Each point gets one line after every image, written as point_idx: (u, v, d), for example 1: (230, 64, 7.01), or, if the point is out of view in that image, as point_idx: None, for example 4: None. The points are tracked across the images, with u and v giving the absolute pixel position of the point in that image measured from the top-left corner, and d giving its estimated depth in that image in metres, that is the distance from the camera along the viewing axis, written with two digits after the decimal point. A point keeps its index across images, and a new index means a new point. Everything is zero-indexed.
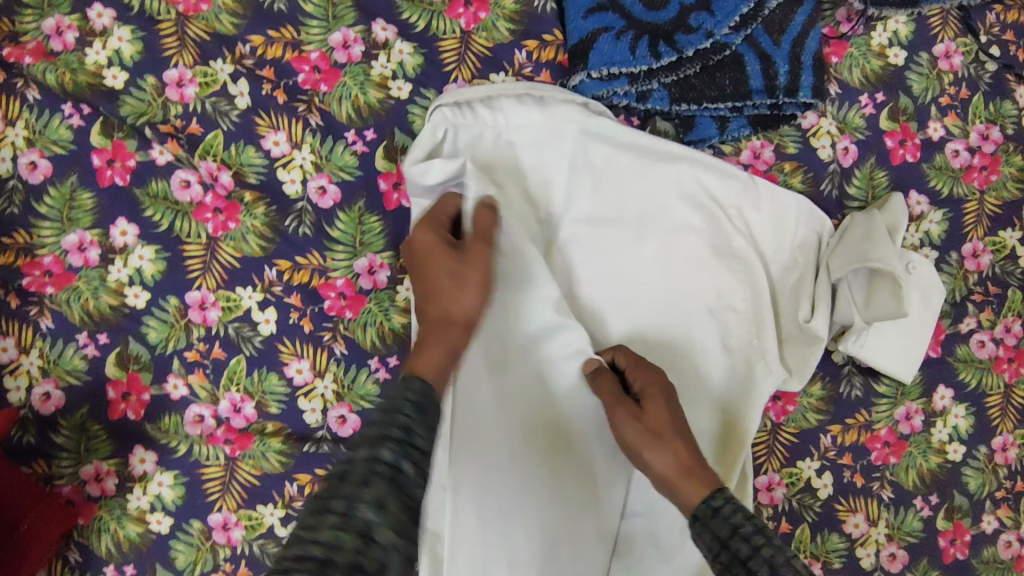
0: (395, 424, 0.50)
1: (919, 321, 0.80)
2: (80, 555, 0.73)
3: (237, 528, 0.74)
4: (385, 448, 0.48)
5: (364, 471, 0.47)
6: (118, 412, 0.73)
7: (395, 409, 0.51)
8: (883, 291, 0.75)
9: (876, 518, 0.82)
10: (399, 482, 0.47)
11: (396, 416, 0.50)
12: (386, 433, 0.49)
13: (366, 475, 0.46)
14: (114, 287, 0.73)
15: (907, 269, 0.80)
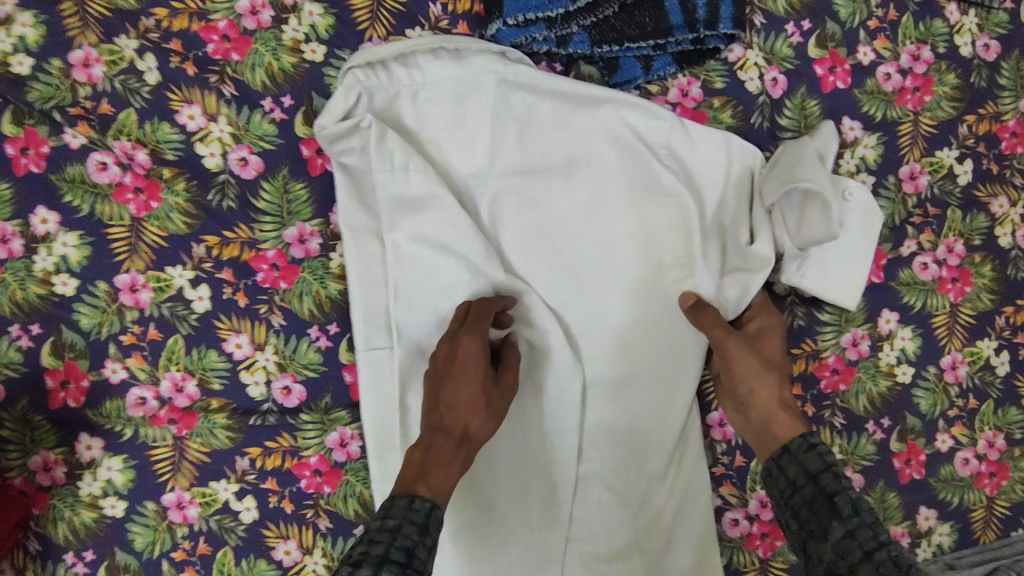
0: (396, 544, 0.55)
1: (860, 247, 0.80)
2: (39, 544, 0.73)
3: (191, 506, 0.74)
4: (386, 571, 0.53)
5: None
6: (59, 400, 0.73)
7: (398, 528, 0.56)
8: (815, 213, 0.75)
9: (829, 445, 0.83)
10: None
11: (398, 535, 0.55)
12: (387, 557, 0.54)
13: None
14: (41, 277, 0.72)
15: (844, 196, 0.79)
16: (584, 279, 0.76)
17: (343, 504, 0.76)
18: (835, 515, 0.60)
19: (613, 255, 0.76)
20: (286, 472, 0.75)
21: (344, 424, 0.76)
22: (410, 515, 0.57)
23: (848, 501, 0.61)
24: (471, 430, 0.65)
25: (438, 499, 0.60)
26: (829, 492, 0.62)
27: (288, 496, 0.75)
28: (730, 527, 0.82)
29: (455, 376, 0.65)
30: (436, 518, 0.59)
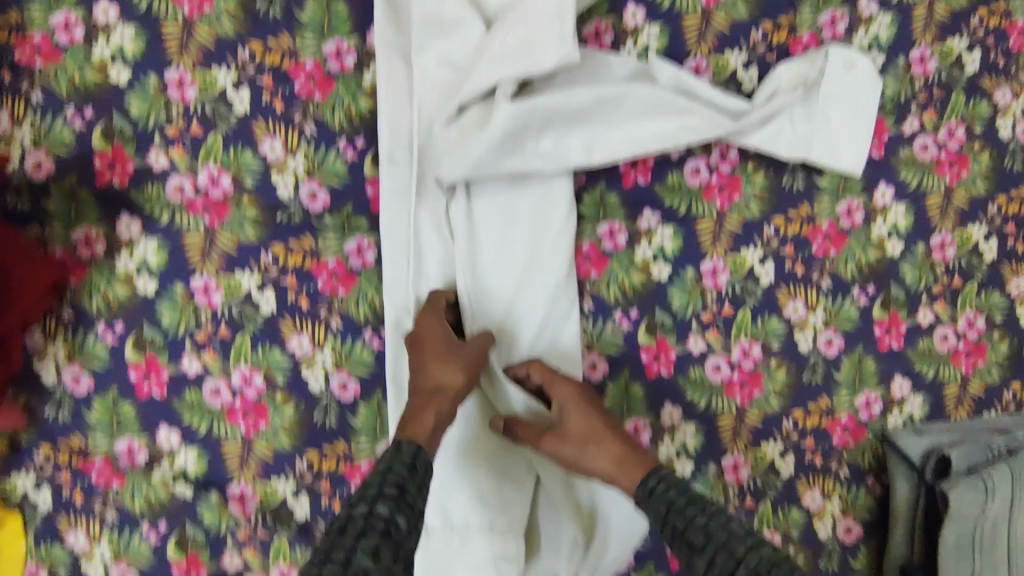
0: (388, 481, 0.61)
1: (865, 115, 0.84)
2: (73, 313, 0.80)
3: (217, 292, 0.81)
4: (380, 505, 0.59)
5: (360, 526, 0.57)
6: (105, 179, 0.79)
7: (388, 469, 0.63)
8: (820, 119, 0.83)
9: (814, 304, 0.87)
10: (390, 537, 0.57)
11: (388, 474, 0.62)
12: (381, 492, 0.60)
13: (362, 529, 0.57)
14: (98, 65, 0.79)
15: (846, 67, 0.83)
16: (593, 132, 0.79)
17: (354, 307, 0.82)
18: (693, 550, 0.63)
19: (615, 111, 0.78)
20: (306, 271, 0.81)
21: (362, 233, 0.82)
22: (398, 455, 0.64)
23: (699, 530, 0.64)
24: (446, 382, 0.73)
25: (419, 439, 0.67)
26: (678, 528, 0.65)
27: (306, 293, 0.82)
28: (713, 373, 0.87)
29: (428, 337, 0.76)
30: (423, 458, 0.65)
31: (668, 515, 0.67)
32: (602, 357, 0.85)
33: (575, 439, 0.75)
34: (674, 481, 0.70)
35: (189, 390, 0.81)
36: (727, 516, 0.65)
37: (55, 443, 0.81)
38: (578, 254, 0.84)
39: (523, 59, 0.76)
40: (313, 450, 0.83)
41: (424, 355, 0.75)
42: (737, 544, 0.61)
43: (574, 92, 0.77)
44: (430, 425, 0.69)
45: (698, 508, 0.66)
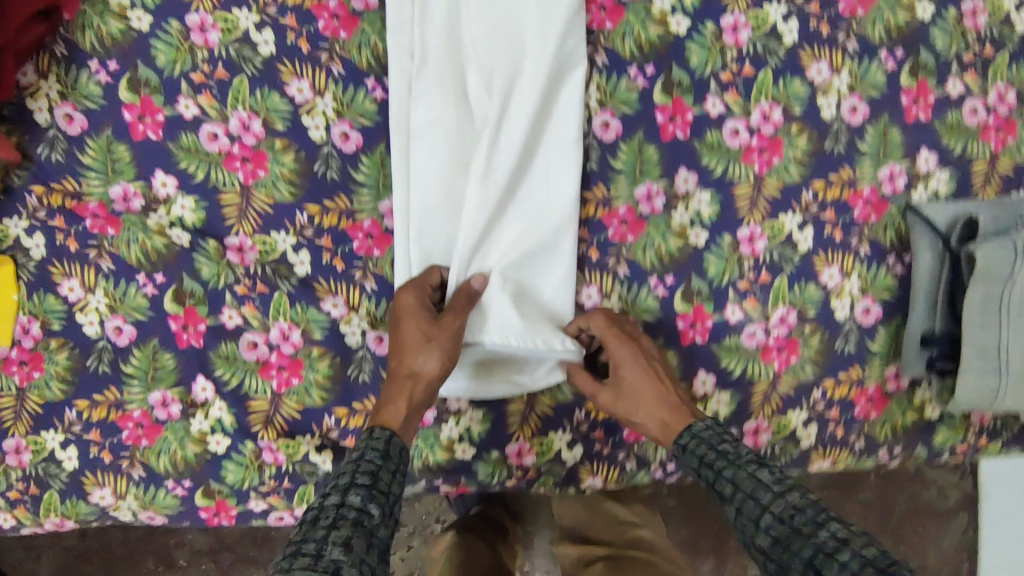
0: (360, 470, 0.63)
1: None
2: (66, 50, 0.76)
3: (213, 31, 0.77)
4: (353, 495, 0.60)
5: (333, 515, 0.57)
6: None
7: (361, 457, 0.64)
8: None
9: (839, 66, 0.82)
10: (363, 526, 0.58)
11: (360, 463, 0.64)
12: (353, 480, 0.61)
13: (334, 519, 0.57)
14: None
15: None
16: None
17: (356, 52, 0.79)
18: (723, 500, 0.66)
19: None
20: (306, 11, 0.78)
21: None
22: (372, 443, 0.66)
23: (727, 482, 0.65)
24: (421, 366, 0.73)
25: (392, 427, 0.69)
26: (709, 483, 0.67)
27: (306, 36, 0.78)
28: (730, 137, 0.82)
29: (404, 314, 0.75)
30: (397, 444, 0.68)
31: (701, 467, 0.69)
32: (614, 115, 0.81)
33: (624, 391, 0.77)
34: (706, 436, 0.71)
35: (186, 134, 0.78)
36: (756, 465, 0.66)
37: (48, 185, 0.78)
38: (592, 2, 0.80)
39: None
40: (314, 204, 0.80)
41: (401, 340, 0.74)
42: (764, 493, 0.62)
43: None
44: (402, 413, 0.70)
45: (727, 460, 0.67)
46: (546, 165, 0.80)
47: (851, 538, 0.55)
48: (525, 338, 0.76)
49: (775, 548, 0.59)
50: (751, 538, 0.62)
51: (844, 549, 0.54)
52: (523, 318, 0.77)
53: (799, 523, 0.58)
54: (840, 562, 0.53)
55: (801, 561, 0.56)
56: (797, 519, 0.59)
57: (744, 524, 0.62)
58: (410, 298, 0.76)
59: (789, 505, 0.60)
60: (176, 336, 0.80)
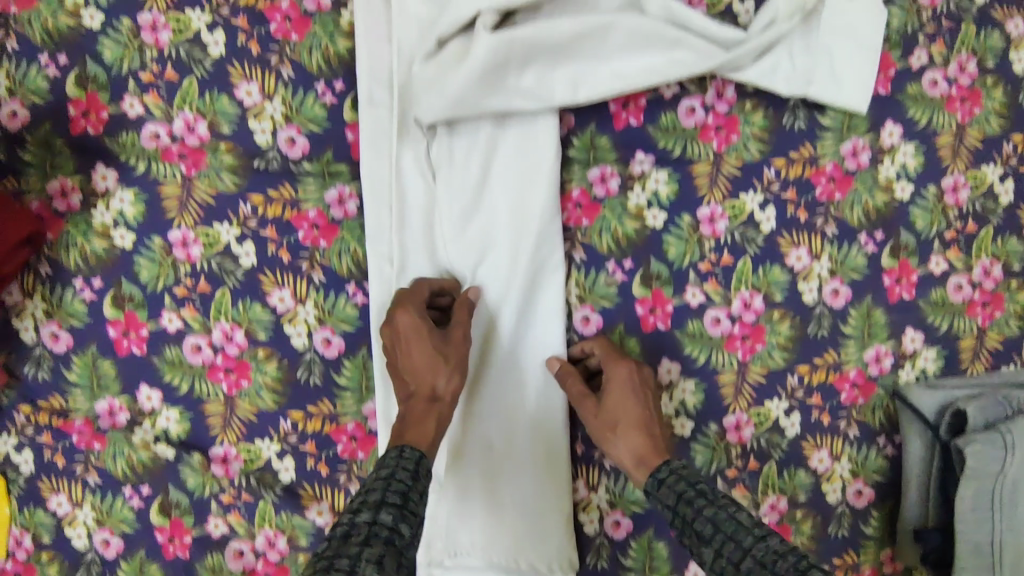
0: (392, 488, 0.59)
1: (868, 43, 0.78)
2: (50, 269, 0.77)
3: (195, 245, 0.78)
4: (384, 513, 0.56)
5: (366, 533, 0.54)
6: (79, 128, 0.76)
7: (392, 475, 0.60)
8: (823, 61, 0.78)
9: (819, 252, 0.82)
10: (394, 543, 0.55)
11: (391, 480, 0.60)
12: (384, 497, 0.57)
13: (366, 537, 0.54)
14: (71, 9, 0.75)
15: None
16: (581, 70, 0.74)
17: (336, 259, 0.79)
18: (701, 542, 0.61)
19: (601, 44, 0.74)
20: (285, 223, 0.78)
21: (343, 181, 0.78)
22: (402, 462, 0.62)
23: (706, 522, 0.61)
24: (444, 391, 0.70)
25: (422, 447, 0.65)
26: (686, 520, 0.63)
27: (287, 246, 0.78)
28: (712, 326, 0.81)
29: (408, 335, 0.71)
30: (426, 467, 0.64)
31: (676, 504, 0.65)
32: (594, 310, 0.81)
33: (606, 412, 0.74)
34: (683, 472, 0.67)
35: (170, 347, 0.78)
36: (737, 506, 0.62)
37: (35, 402, 0.79)
38: (568, 200, 0.80)
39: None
40: (297, 410, 0.79)
41: (416, 358, 0.70)
42: (745, 535, 0.59)
43: (557, 23, 0.72)
44: (432, 432, 0.67)
45: (708, 499, 0.63)
46: (530, 353, 0.80)
47: None
48: (509, 551, 0.80)
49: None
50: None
51: None
52: (508, 528, 0.80)
53: (779, 568, 0.54)
54: None
55: None
56: (779, 565, 0.55)
57: (721, 565, 0.58)
58: (410, 317, 0.71)
59: (772, 550, 0.57)
60: (162, 547, 0.80)
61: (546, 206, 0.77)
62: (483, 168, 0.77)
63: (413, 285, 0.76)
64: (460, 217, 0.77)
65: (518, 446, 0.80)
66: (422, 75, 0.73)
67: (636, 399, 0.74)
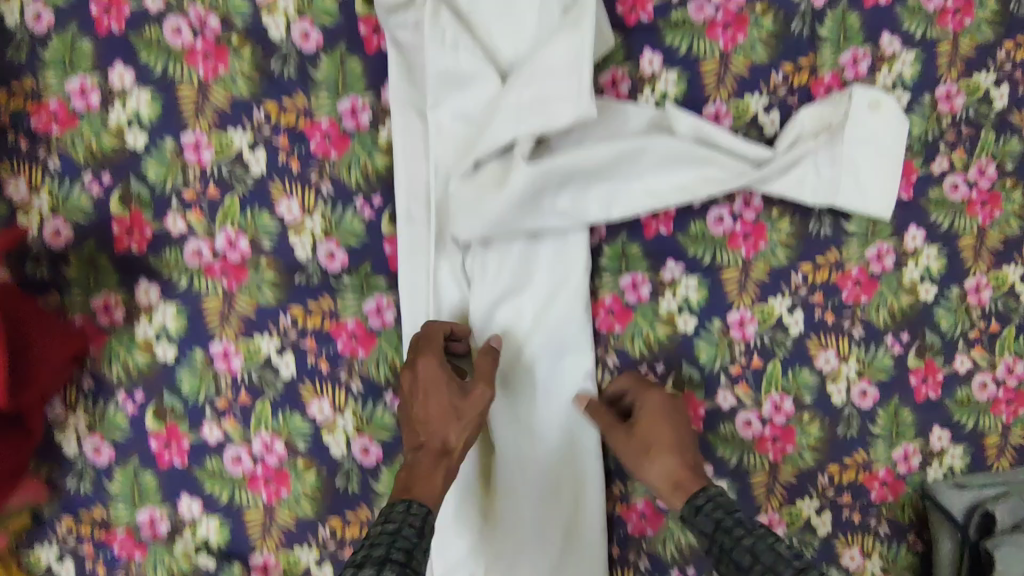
0: (396, 546, 0.60)
1: (892, 156, 0.81)
2: (93, 382, 0.80)
3: (236, 357, 0.80)
4: (387, 570, 0.58)
5: None
6: (123, 245, 0.78)
7: (398, 532, 0.62)
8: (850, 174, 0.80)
9: (847, 354, 0.84)
10: None
11: (397, 538, 0.62)
12: (388, 555, 0.59)
13: None
14: (114, 129, 0.77)
15: (873, 106, 0.80)
16: (615, 190, 0.76)
17: (375, 369, 0.80)
18: (740, 571, 0.62)
19: (633, 165, 0.76)
20: (325, 333, 0.80)
21: (381, 292, 0.80)
22: (409, 517, 0.64)
23: (745, 552, 0.63)
24: (453, 443, 0.71)
25: (428, 502, 0.67)
26: (724, 549, 0.64)
27: (326, 356, 0.80)
28: (744, 428, 0.84)
29: (428, 386, 0.72)
30: (432, 522, 0.66)
31: (715, 533, 0.65)
32: None
33: (639, 442, 0.74)
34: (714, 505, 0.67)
35: (211, 457, 0.80)
36: (775, 536, 0.64)
37: (77, 513, 0.80)
38: (601, 306, 0.82)
39: (541, 107, 0.73)
40: (336, 517, 0.81)
41: (432, 410, 0.72)
42: (786, 567, 0.60)
43: (593, 149, 0.74)
44: (439, 488, 0.69)
45: (746, 529, 0.64)
46: (568, 461, 0.80)
47: None
48: None
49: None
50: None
51: None
52: None
53: None
54: None
55: None
56: None
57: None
58: (433, 364, 0.72)
59: None
60: None
61: (576, 318, 0.79)
62: (517, 282, 0.78)
63: (426, 328, 0.76)
64: (494, 329, 0.79)
65: (556, 554, 0.80)
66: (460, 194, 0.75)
67: (669, 427, 0.75)
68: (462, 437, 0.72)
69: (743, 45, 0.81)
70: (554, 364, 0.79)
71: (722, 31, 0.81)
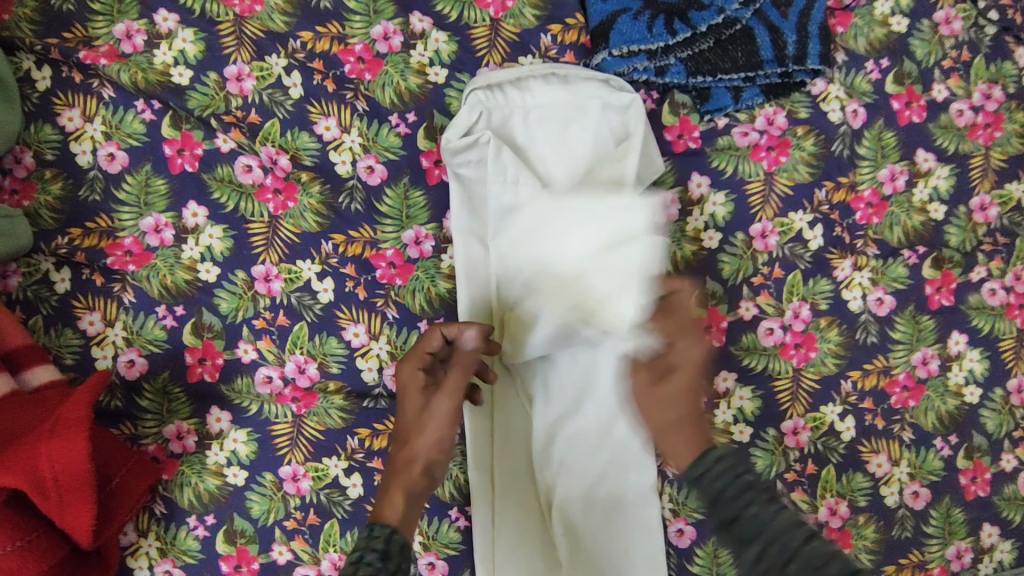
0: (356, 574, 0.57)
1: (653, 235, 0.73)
2: (165, 507, 0.81)
3: (305, 479, 0.81)
4: None
5: None
6: (196, 374, 0.81)
7: (361, 559, 0.58)
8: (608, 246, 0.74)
9: (898, 458, 0.87)
10: None
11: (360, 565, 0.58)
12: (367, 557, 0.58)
13: None
14: (188, 264, 0.81)
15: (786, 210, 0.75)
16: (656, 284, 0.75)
17: (440, 485, 0.83)
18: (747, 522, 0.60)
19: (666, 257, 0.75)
20: None
21: None
22: (372, 542, 0.60)
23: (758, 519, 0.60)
24: (419, 453, 0.68)
25: (394, 521, 0.63)
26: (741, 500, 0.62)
27: None
28: None
29: (405, 391, 0.72)
30: (399, 541, 0.61)
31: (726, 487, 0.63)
32: (688, 522, 0.85)
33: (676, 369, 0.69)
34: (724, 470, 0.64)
35: None
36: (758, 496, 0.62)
37: None
38: None
39: (571, 240, 0.78)
40: None
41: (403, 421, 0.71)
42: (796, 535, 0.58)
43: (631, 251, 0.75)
44: (402, 505, 0.64)
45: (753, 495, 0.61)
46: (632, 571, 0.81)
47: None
48: None
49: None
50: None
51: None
52: None
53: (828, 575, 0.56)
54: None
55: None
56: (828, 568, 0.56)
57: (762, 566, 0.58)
58: (410, 372, 0.73)
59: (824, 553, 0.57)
60: None
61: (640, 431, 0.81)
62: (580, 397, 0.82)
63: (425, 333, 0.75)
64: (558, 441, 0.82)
65: None
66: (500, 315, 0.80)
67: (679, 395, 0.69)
68: (435, 450, 0.68)
69: (784, 166, 0.86)
70: (618, 476, 0.82)
71: (765, 154, 0.86)
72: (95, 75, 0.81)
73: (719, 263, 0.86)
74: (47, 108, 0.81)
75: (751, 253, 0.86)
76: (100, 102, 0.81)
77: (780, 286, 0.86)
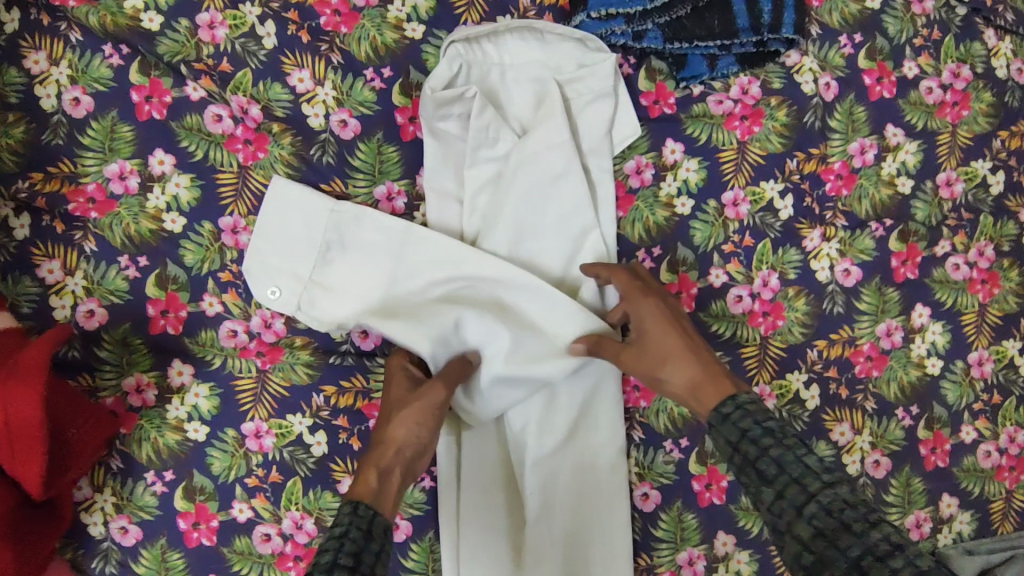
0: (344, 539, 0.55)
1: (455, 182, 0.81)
2: (122, 462, 0.79)
3: (268, 436, 0.80)
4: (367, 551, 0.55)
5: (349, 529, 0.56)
6: (158, 326, 0.80)
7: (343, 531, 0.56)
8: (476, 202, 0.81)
9: (861, 427, 0.88)
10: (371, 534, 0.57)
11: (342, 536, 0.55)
12: (337, 560, 0.52)
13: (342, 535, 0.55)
14: (153, 213, 0.79)
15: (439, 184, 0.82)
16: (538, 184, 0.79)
17: None
18: (762, 481, 0.57)
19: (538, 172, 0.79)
20: (357, 412, 0.81)
21: None
22: (355, 518, 0.58)
23: (771, 462, 0.57)
24: (393, 434, 0.68)
25: (366, 498, 0.61)
26: (748, 458, 0.58)
27: (357, 434, 0.81)
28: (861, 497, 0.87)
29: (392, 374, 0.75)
30: (382, 522, 0.59)
31: (739, 441, 0.60)
32: (653, 486, 0.85)
33: (652, 354, 0.70)
34: (752, 410, 0.61)
35: (240, 537, 0.80)
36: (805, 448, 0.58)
37: None
38: (628, 382, 0.86)
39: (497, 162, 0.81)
40: None
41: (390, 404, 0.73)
42: (813, 479, 0.55)
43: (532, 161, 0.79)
44: (373, 484, 0.63)
45: (776, 438, 0.58)
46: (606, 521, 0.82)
47: (904, 544, 0.49)
48: None
49: (817, 540, 0.52)
50: (784, 532, 0.55)
51: (898, 554, 0.48)
52: None
53: (848, 518, 0.51)
54: (892, 570, 0.47)
55: (846, 559, 0.50)
56: (846, 514, 0.52)
57: (780, 509, 0.55)
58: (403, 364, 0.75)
59: (838, 498, 0.53)
60: None
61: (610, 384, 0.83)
62: None
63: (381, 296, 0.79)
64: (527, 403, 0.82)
65: None
66: (421, 237, 0.78)
67: (670, 331, 0.71)
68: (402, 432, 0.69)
69: (758, 134, 0.87)
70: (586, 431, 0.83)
71: (739, 123, 0.87)
72: (63, 17, 0.79)
73: (691, 229, 0.86)
74: (13, 50, 0.79)
75: (722, 220, 0.86)
76: (66, 45, 0.79)
77: (750, 254, 0.87)
